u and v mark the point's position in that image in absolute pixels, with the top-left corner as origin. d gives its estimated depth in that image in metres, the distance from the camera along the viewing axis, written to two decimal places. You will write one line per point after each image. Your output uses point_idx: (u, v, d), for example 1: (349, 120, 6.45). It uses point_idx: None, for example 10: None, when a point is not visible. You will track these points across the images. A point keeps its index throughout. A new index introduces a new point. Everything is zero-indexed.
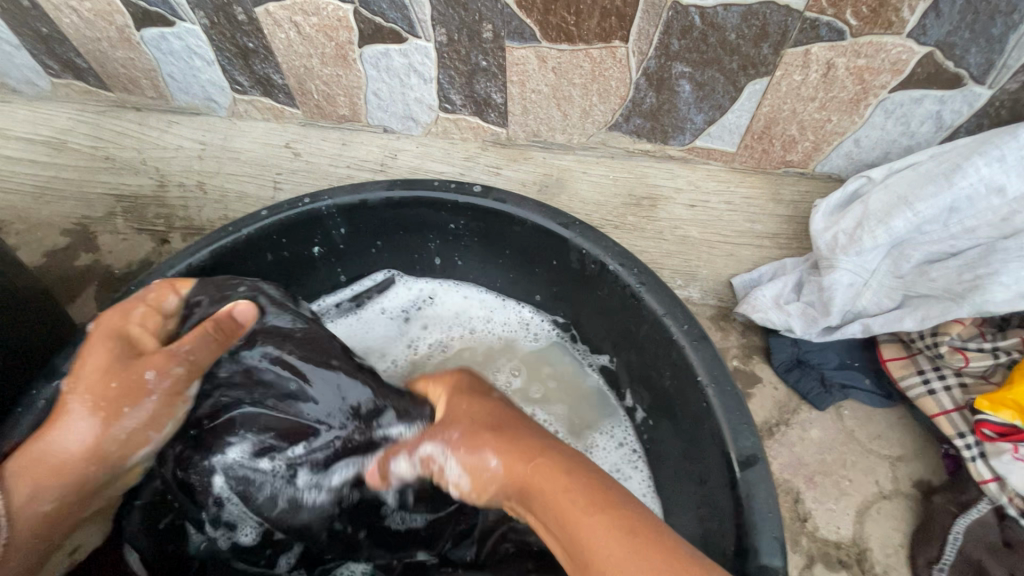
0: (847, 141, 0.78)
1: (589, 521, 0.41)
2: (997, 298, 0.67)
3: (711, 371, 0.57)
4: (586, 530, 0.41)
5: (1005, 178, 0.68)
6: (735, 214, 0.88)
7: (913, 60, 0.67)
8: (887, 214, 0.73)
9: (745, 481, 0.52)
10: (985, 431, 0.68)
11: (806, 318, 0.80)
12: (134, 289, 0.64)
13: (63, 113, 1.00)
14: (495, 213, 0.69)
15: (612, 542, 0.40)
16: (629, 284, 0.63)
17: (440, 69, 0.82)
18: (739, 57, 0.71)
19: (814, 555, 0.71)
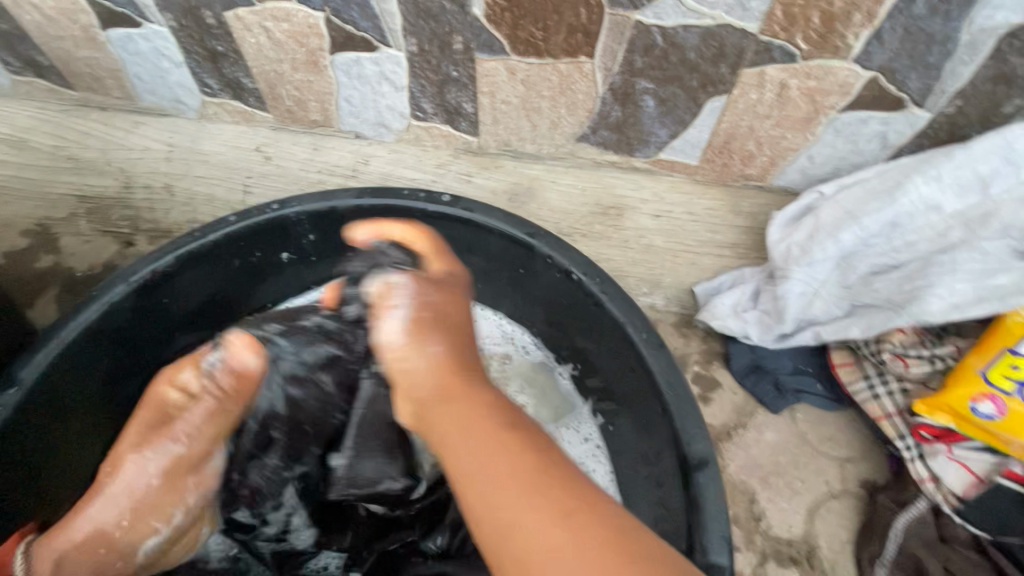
0: (800, 157, 0.82)
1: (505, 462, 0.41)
2: (932, 309, 0.72)
3: (667, 377, 0.59)
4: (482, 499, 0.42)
5: (942, 196, 0.72)
6: (697, 224, 0.91)
7: (858, 83, 0.71)
8: (836, 228, 0.77)
9: (697, 483, 0.54)
10: (923, 433, 0.74)
11: (762, 325, 0.84)
12: (95, 294, 0.63)
13: (23, 111, 0.97)
14: (463, 222, 0.71)
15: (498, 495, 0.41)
16: (592, 293, 0.65)
17: (412, 78, 0.83)
18: (699, 76, 0.74)
19: (767, 552, 0.75)
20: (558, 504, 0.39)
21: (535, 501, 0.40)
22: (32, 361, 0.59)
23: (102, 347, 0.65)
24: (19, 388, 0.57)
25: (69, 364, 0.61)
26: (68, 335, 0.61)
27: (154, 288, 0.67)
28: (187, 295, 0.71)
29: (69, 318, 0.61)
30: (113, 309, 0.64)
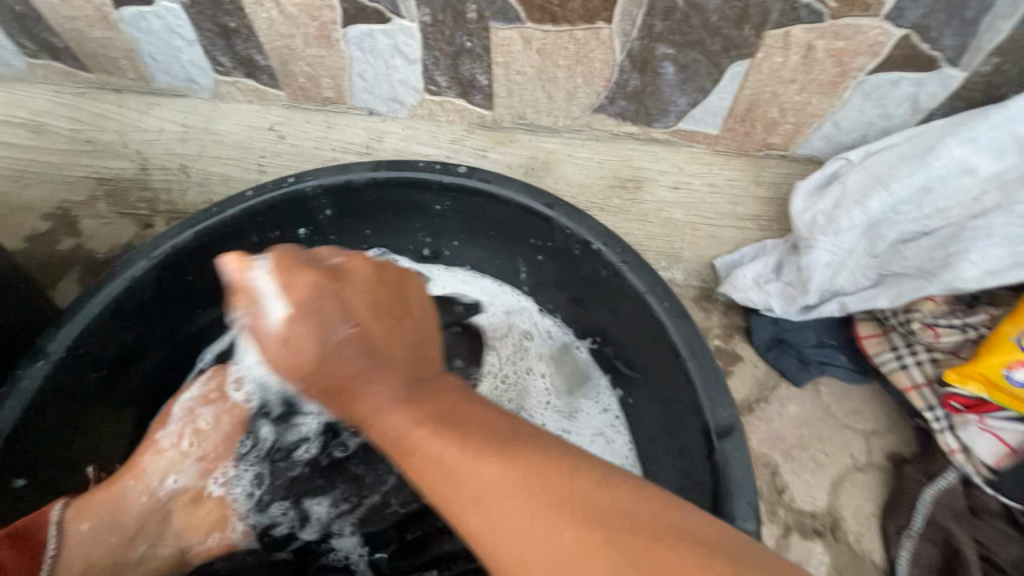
0: (826, 123, 0.79)
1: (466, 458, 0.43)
2: (965, 275, 0.70)
3: (690, 346, 0.58)
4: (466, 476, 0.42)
5: (976, 159, 0.70)
6: (717, 196, 0.89)
7: (890, 42, 0.68)
8: (864, 194, 0.75)
9: (722, 450, 0.53)
10: (953, 403, 0.72)
11: (786, 297, 0.82)
12: (118, 270, 0.64)
13: (40, 95, 0.98)
14: (480, 193, 0.70)
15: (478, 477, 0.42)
16: (612, 262, 0.64)
17: (425, 50, 0.81)
18: (721, 39, 0.72)
19: (790, 524, 0.74)
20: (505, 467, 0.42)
21: (500, 468, 0.42)
22: (59, 335, 0.59)
23: (124, 322, 0.65)
24: (47, 360, 0.58)
25: (93, 338, 0.62)
26: (95, 310, 0.62)
27: (174, 264, 0.67)
28: (208, 271, 0.71)
29: (94, 293, 0.62)
30: (135, 285, 0.64)
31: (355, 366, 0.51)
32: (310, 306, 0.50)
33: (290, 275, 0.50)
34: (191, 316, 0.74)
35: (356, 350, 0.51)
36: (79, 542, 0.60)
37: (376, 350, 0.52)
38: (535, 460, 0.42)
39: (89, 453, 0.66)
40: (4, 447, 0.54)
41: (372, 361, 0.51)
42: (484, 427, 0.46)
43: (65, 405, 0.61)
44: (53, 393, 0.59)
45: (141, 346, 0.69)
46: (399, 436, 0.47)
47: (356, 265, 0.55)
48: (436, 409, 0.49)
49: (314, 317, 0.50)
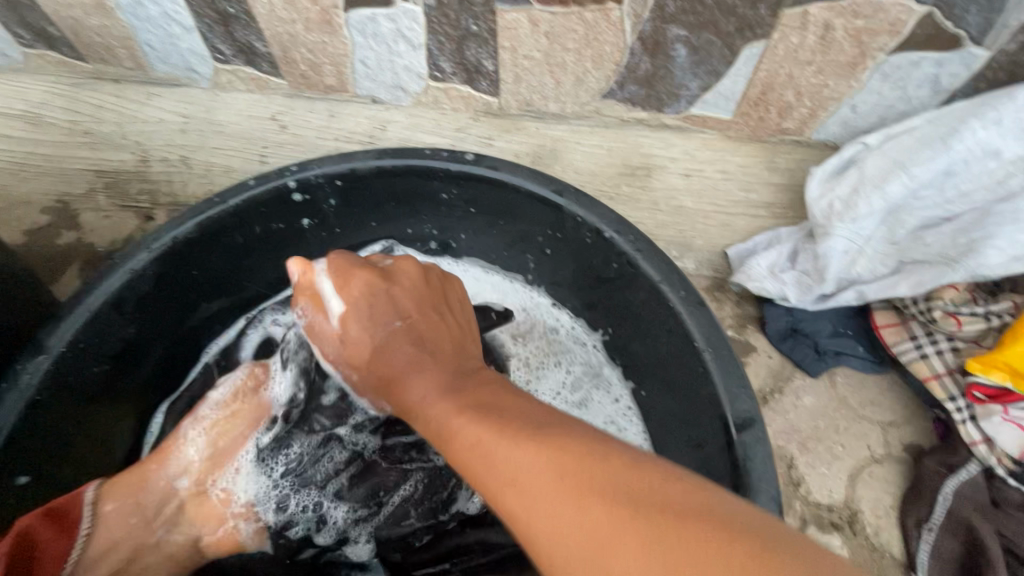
0: (843, 107, 0.77)
1: (504, 446, 0.39)
2: (991, 262, 0.68)
3: (708, 336, 0.56)
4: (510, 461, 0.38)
5: (1002, 141, 0.67)
6: (730, 183, 0.87)
7: (912, 20, 0.66)
8: (883, 179, 0.73)
9: (742, 443, 0.52)
10: (975, 394, 0.70)
11: (801, 286, 0.80)
12: (117, 262, 0.62)
13: (36, 87, 0.97)
14: (489, 181, 0.68)
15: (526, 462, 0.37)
16: (626, 251, 0.62)
17: (429, 34, 0.79)
18: (736, 19, 0.69)
19: (807, 517, 0.72)
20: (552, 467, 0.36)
21: (540, 459, 0.37)
22: (58, 328, 0.58)
23: (125, 315, 0.64)
24: (47, 356, 0.56)
25: (95, 332, 0.61)
26: (95, 303, 0.60)
27: (175, 255, 0.66)
28: (210, 262, 0.70)
29: (93, 285, 0.60)
30: (136, 277, 0.63)
31: (401, 344, 0.53)
32: (367, 301, 0.56)
33: (350, 273, 0.58)
34: (192, 307, 0.72)
35: (404, 343, 0.53)
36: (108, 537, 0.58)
37: (427, 339, 0.53)
38: (584, 454, 0.36)
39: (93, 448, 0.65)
40: (5, 444, 0.53)
41: (420, 348, 0.52)
42: (514, 412, 0.42)
43: (67, 401, 0.60)
44: (54, 389, 0.58)
45: (142, 340, 0.68)
46: (442, 423, 0.45)
47: (403, 266, 0.59)
48: (484, 401, 0.45)
49: (365, 308, 0.56)
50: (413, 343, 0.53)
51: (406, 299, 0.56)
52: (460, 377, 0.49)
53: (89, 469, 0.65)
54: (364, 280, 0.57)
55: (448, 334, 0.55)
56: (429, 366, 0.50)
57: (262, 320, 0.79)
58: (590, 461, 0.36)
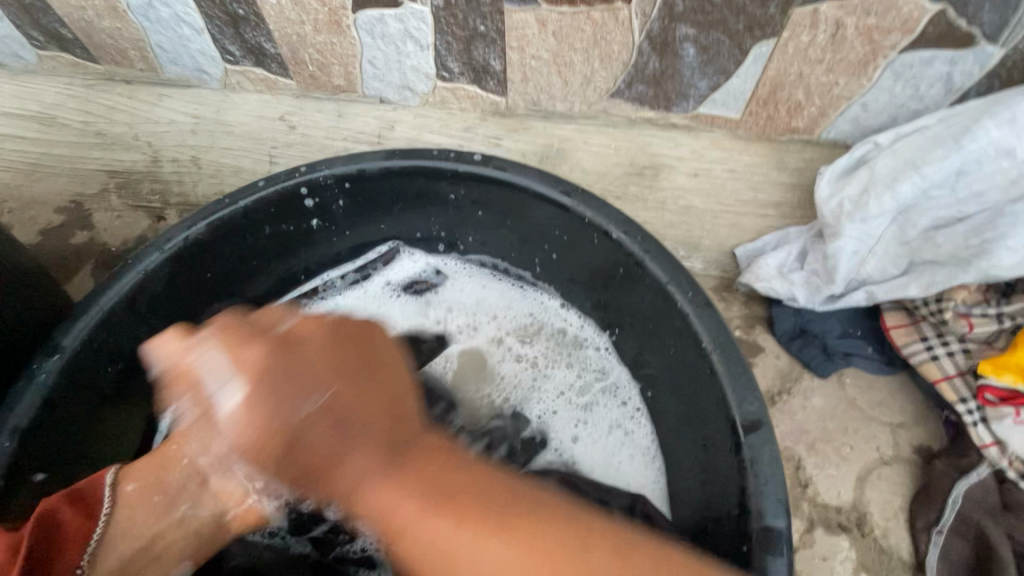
0: (854, 105, 0.76)
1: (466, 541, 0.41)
2: (1003, 263, 0.67)
3: (716, 337, 0.56)
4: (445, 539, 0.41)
5: (1016, 141, 0.66)
6: (739, 182, 0.86)
7: (924, 18, 0.65)
8: (894, 178, 0.72)
9: (750, 445, 0.52)
10: (987, 396, 0.69)
11: (810, 286, 0.80)
12: (130, 263, 0.63)
13: (51, 88, 0.98)
14: (496, 182, 0.68)
15: (485, 552, 0.40)
16: (633, 252, 0.62)
17: (437, 35, 0.79)
18: (745, 18, 0.69)
19: (815, 519, 0.72)
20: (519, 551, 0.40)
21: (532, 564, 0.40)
22: (74, 328, 0.59)
23: (139, 315, 0.65)
24: (63, 355, 0.58)
25: (109, 332, 0.62)
26: (108, 303, 0.61)
27: (187, 256, 0.66)
28: (221, 262, 0.71)
29: (107, 286, 0.62)
30: (148, 278, 0.64)
31: (311, 421, 0.45)
32: (266, 385, 0.45)
33: (237, 353, 0.46)
34: (205, 307, 0.73)
35: (325, 424, 0.46)
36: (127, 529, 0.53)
37: (345, 418, 0.46)
38: (532, 523, 0.42)
39: (108, 444, 0.66)
40: (23, 442, 0.54)
41: (341, 430, 0.46)
42: (474, 492, 0.44)
43: (82, 399, 0.61)
44: (70, 388, 0.59)
45: (156, 340, 0.69)
46: (387, 512, 0.44)
47: (307, 325, 0.50)
48: (425, 482, 0.45)
49: (271, 397, 0.45)
50: (300, 439, 0.45)
51: (317, 384, 0.46)
52: (394, 457, 0.46)
53: (107, 466, 0.66)
54: (269, 385, 0.45)
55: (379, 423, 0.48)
56: (362, 446, 0.46)
57: None
58: (490, 501, 0.43)
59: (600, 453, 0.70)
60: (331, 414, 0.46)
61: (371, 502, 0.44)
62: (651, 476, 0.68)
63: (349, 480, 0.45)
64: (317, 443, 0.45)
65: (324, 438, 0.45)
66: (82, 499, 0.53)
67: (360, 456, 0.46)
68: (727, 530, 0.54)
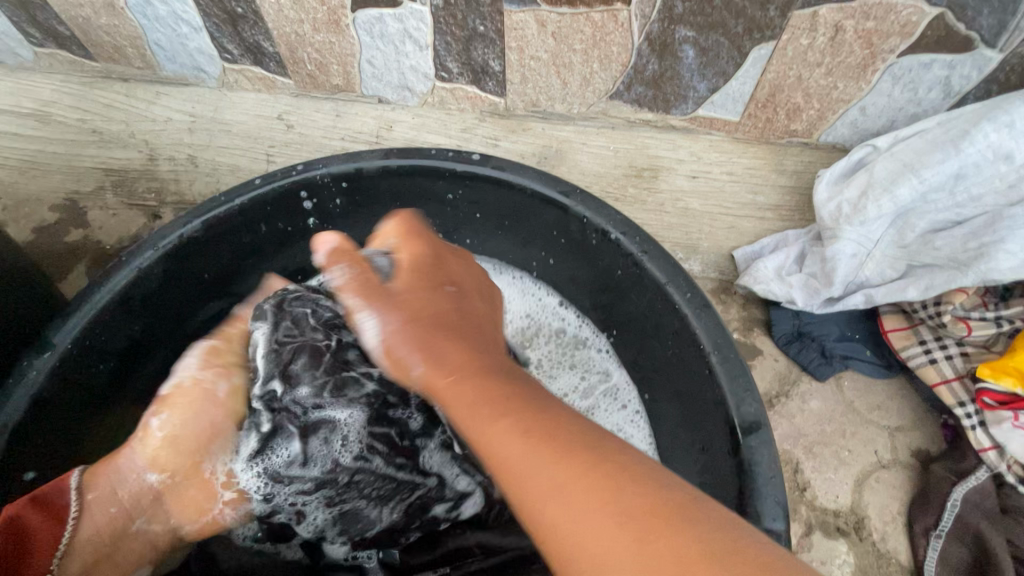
0: (852, 109, 0.76)
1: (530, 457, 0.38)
2: (1002, 266, 0.66)
3: (714, 339, 0.56)
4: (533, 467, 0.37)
5: (1014, 144, 0.67)
6: (737, 185, 0.86)
7: (922, 22, 0.65)
8: (893, 181, 0.72)
9: (748, 447, 0.51)
10: (986, 400, 0.69)
11: (808, 289, 0.79)
12: (124, 260, 0.62)
13: (46, 85, 0.98)
14: (494, 181, 0.68)
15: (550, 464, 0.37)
16: (631, 253, 0.62)
17: (436, 35, 0.79)
18: (744, 20, 0.69)
19: (813, 523, 0.72)
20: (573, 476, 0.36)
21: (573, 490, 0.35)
22: (65, 325, 0.58)
23: (133, 313, 0.64)
24: (53, 352, 0.57)
25: (102, 330, 0.61)
26: (101, 300, 0.60)
27: (182, 254, 0.66)
28: (217, 260, 0.70)
29: (100, 283, 0.61)
30: (143, 275, 0.63)
31: (434, 325, 0.50)
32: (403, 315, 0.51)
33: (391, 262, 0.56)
34: (200, 306, 0.72)
35: (445, 327, 0.50)
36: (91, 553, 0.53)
37: (467, 334, 0.50)
38: (615, 466, 0.36)
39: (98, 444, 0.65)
40: (11, 440, 0.53)
41: (453, 340, 0.49)
42: (557, 417, 0.40)
43: (73, 397, 0.60)
44: (62, 385, 0.58)
45: (151, 338, 0.68)
46: (469, 416, 0.42)
47: (460, 264, 0.59)
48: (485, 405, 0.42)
49: (400, 300, 0.52)
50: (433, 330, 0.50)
51: (438, 306, 0.52)
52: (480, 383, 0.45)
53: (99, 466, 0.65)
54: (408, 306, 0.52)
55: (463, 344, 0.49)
56: (477, 355, 0.48)
57: None
58: (562, 427, 0.39)
59: None
60: (440, 320, 0.51)
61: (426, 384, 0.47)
62: None
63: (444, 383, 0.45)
64: (442, 330, 0.50)
65: (446, 352, 0.48)
66: (46, 503, 0.51)
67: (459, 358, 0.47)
68: None
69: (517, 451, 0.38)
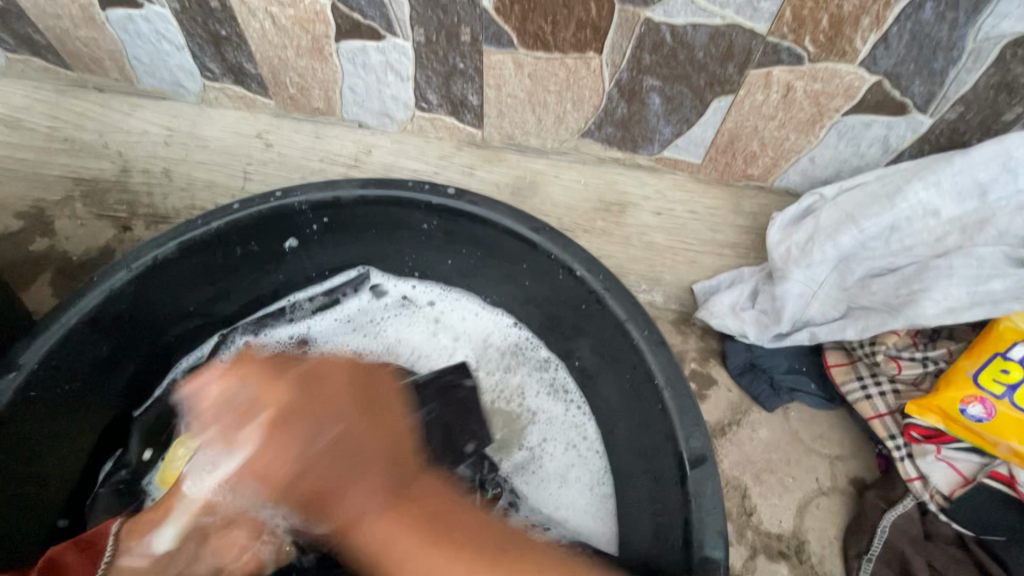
0: (803, 159, 0.82)
1: (412, 531, 0.52)
2: (927, 312, 0.73)
3: (667, 375, 0.60)
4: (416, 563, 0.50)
5: (940, 202, 0.73)
6: (699, 223, 0.92)
7: (864, 87, 0.71)
8: (836, 230, 0.78)
9: (694, 478, 0.55)
10: (913, 434, 0.76)
11: (759, 324, 0.85)
12: (96, 280, 0.63)
13: (15, 91, 0.95)
14: (469, 216, 0.71)
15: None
16: (595, 290, 0.66)
17: (417, 68, 0.82)
18: (706, 75, 0.74)
19: (758, 546, 0.77)
20: (393, 493, 0.55)
21: (434, 554, 0.50)
22: (32, 346, 0.58)
23: (102, 331, 0.65)
24: (19, 372, 0.57)
25: (70, 350, 0.61)
26: (70, 321, 0.61)
27: (155, 274, 0.66)
28: (189, 281, 0.71)
29: (70, 304, 0.61)
30: (114, 296, 0.64)
31: (317, 458, 0.56)
32: (286, 425, 0.58)
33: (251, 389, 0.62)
34: (171, 325, 0.73)
35: (335, 458, 0.57)
36: (132, 564, 0.55)
37: (355, 457, 0.57)
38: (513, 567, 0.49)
39: (60, 462, 0.64)
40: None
41: (354, 470, 0.56)
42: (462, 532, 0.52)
43: (39, 418, 0.60)
44: (26, 406, 0.58)
45: (119, 356, 0.69)
46: (383, 543, 0.52)
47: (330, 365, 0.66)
48: (421, 516, 0.53)
49: (279, 447, 0.57)
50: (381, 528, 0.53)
51: (318, 473, 0.56)
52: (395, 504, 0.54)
53: (70, 480, 0.66)
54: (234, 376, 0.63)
55: (355, 418, 0.60)
56: (371, 482, 0.55)
57: (236, 341, 0.80)
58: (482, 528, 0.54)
59: (552, 482, 0.74)
60: (336, 455, 0.57)
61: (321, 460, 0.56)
62: (601, 512, 0.71)
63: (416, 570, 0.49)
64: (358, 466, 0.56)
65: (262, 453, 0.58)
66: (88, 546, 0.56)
67: (372, 497, 0.54)
68: (673, 559, 0.56)
69: (405, 543, 0.51)
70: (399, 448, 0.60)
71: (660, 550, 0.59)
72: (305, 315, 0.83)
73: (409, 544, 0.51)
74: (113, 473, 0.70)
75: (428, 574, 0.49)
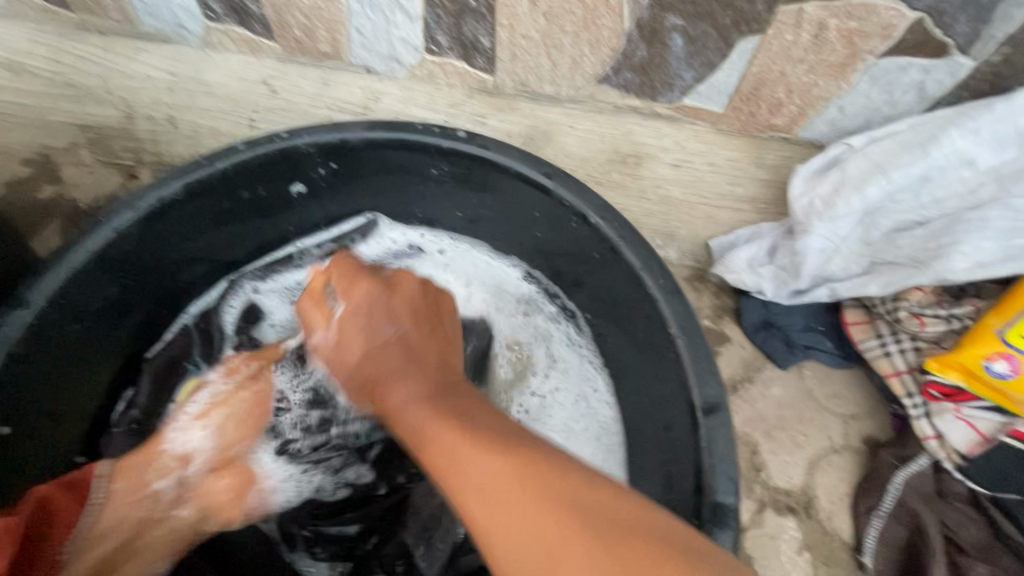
0: (831, 107, 0.78)
1: (448, 433, 0.46)
2: (956, 268, 0.71)
3: (682, 323, 0.58)
4: (441, 447, 0.45)
5: (977, 151, 0.69)
6: (718, 176, 0.89)
7: (903, 25, 0.66)
8: (864, 180, 0.74)
9: (707, 426, 0.54)
10: (931, 392, 0.74)
11: (777, 281, 0.83)
12: (102, 220, 0.61)
13: (10, 31, 0.89)
14: (479, 160, 0.68)
15: (500, 478, 0.41)
16: (609, 238, 0.63)
17: (426, 6, 0.77)
18: (733, 12, 0.69)
19: (766, 501, 0.78)
20: (431, 389, 0.51)
21: (496, 466, 0.42)
22: (40, 284, 0.58)
23: (109, 271, 0.64)
24: (30, 309, 0.57)
25: (79, 289, 0.61)
26: (77, 259, 0.60)
27: (161, 215, 0.65)
28: (194, 223, 0.69)
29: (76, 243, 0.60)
30: (120, 237, 0.63)
31: (382, 345, 0.56)
32: (366, 308, 0.58)
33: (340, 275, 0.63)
34: (178, 270, 0.73)
35: (399, 347, 0.55)
36: (116, 502, 0.63)
37: (414, 351, 0.55)
38: (545, 470, 0.41)
39: (77, 397, 0.66)
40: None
41: (409, 360, 0.54)
42: (535, 455, 0.43)
43: (49, 355, 0.60)
44: (35, 343, 0.58)
45: (126, 297, 0.69)
46: (417, 427, 0.48)
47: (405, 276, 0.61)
48: (465, 411, 0.48)
49: (354, 324, 0.58)
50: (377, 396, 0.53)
51: (387, 340, 0.55)
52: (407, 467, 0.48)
53: (86, 416, 0.69)
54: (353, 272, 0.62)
55: (424, 318, 0.58)
56: (413, 375, 0.52)
57: (243, 287, 0.79)
58: (543, 457, 0.42)
59: (563, 434, 0.74)
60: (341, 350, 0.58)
61: (386, 345, 0.55)
62: (611, 462, 0.71)
63: (442, 454, 0.45)
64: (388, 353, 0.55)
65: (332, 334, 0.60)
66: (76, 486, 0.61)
67: (407, 383, 0.52)
68: (683, 506, 0.56)
69: (445, 441, 0.45)
70: (448, 358, 0.56)
71: (670, 498, 0.60)
72: (311, 262, 0.81)
73: (465, 444, 0.44)
74: (126, 413, 0.72)
75: (478, 499, 0.42)
